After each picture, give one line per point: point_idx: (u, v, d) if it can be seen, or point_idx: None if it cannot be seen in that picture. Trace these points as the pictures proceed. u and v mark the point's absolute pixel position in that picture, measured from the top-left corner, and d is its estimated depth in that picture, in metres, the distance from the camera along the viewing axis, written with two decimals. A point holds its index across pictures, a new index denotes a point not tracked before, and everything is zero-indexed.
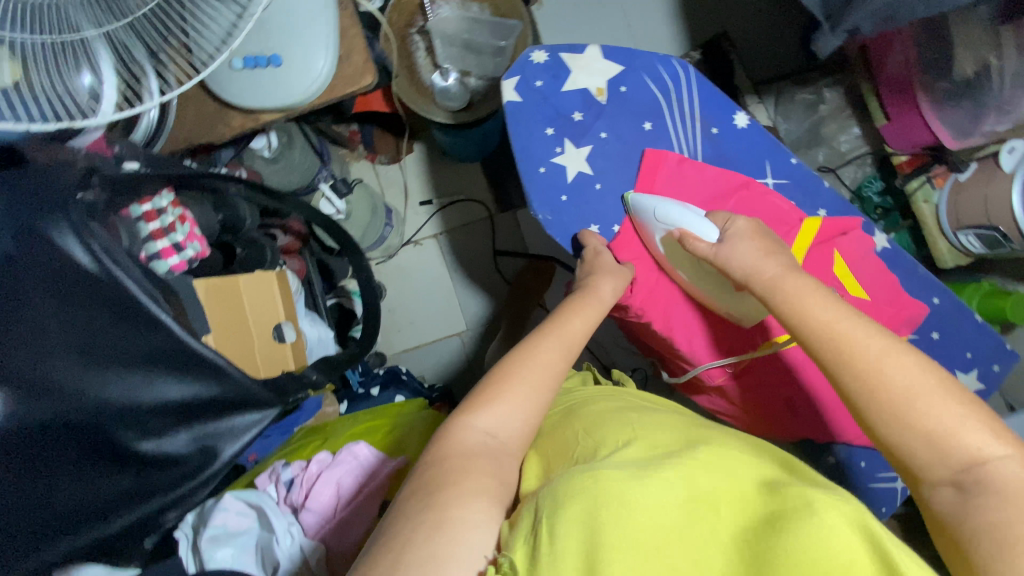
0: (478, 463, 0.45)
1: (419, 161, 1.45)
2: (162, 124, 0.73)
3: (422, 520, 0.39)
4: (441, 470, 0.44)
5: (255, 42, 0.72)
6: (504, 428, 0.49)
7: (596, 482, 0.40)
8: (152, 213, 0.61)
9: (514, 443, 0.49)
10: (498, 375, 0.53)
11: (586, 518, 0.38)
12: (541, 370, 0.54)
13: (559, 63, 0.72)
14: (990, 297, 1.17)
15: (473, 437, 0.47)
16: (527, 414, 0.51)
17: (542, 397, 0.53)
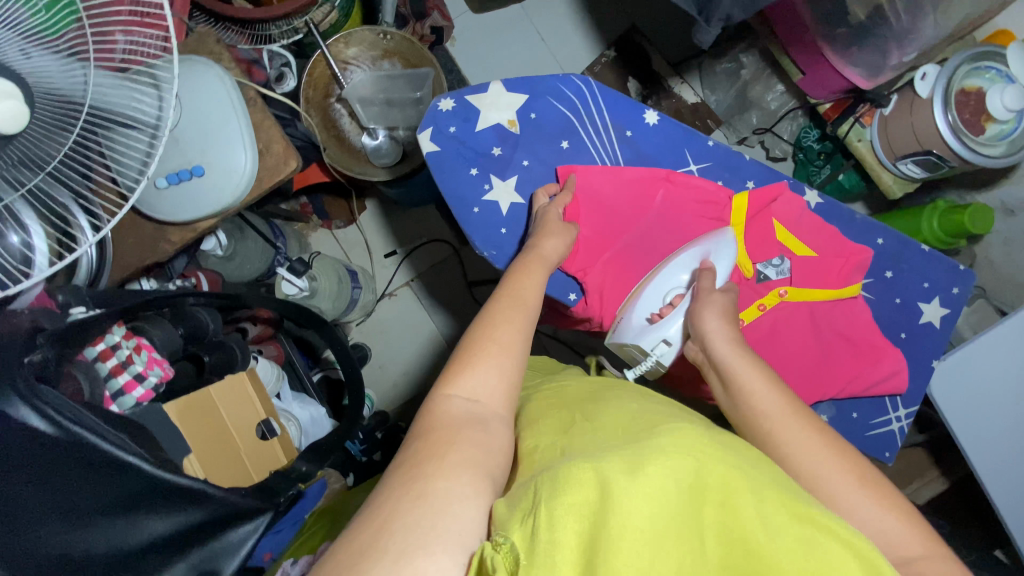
0: (458, 429, 0.46)
1: (374, 216, 1.46)
2: (103, 260, 0.75)
3: (406, 492, 0.40)
4: (422, 442, 0.45)
5: (175, 159, 0.73)
6: (483, 391, 0.50)
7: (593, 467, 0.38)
8: (107, 351, 0.63)
9: (495, 403, 0.50)
10: (469, 341, 0.53)
11: (586, 508, 0.36)
12: (510, 328, 0.54)
13: (467, 106, 0.73)
14: (948, 214, 1.19)
15: (451, 406, 0.48)
16: (502, 371, 0.52)
17: (514, 352, 0.53)
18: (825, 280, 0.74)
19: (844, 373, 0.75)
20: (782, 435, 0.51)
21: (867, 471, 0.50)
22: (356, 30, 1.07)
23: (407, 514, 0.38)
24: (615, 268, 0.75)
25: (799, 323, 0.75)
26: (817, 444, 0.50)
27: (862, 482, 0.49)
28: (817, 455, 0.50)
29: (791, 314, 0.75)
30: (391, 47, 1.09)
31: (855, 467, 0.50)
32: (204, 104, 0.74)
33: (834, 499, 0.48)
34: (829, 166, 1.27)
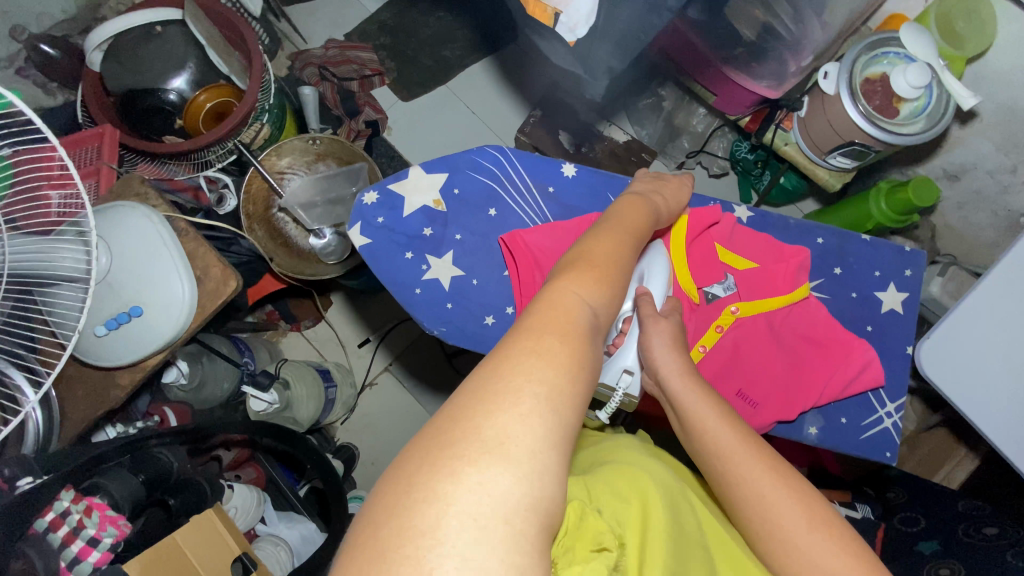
0: (569, 334, 0.43)
1: (342, 309, 1.45)
2: (51, 419, 0.73)
3: (500, 397, 0.38)
4: (545, 334, 0.43)
5: (110, 302, 0.72)
6: (602, 307, 0.48)
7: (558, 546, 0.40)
8: (57, 520, 0.59)
9: (607, 320, 0.48)
10: (588, 253, 0.52)
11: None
12: (620, 254, 0.53)
13: (390, 195, 0.74)
14: (892, 193, 1.21)
15: (573, 304, 0.46)
16: (615, 295, 0.49)
17: (625, 278, 0.52)
18: (773, 288, 0.74)
19: (818, 375, 0.74)
20: (738, 470, 0.51)
21: (818, 509, 0.49)
22: (287, 141, 1.11)
23: (488, 424, 0.37)
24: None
25: (759, 335, 0.74)
26: (776, 494, 0.49)
27: (816, 523, 0.48)
28: (772, 495, 0.49)
29: (749, 328, 0.74)
30: (323, 150, 1.13)
31: (807, 506, 0.49)
32: (134, 243, 0.74)
33: (785, 548, 0.48)
34: (768, 172, 1.31)
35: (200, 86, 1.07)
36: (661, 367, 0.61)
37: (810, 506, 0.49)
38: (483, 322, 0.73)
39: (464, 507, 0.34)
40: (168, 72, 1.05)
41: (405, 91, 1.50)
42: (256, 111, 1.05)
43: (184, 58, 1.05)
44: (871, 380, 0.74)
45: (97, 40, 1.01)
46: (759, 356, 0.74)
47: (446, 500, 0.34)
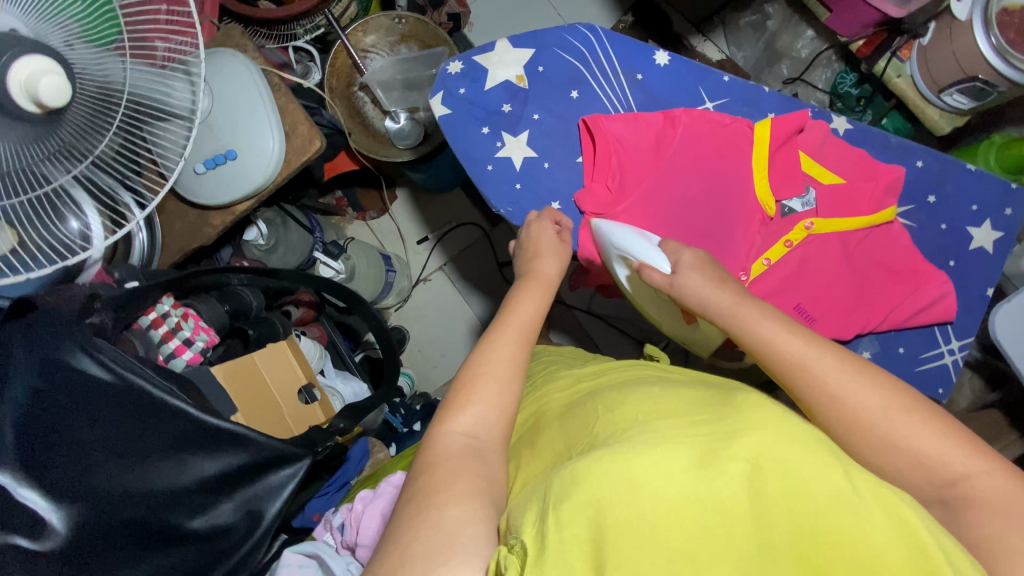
0: (526, 337, 0.56)
1: (406, 204, 1.50)
2: (153, 242, 0.81)
3: (471, 399, 0.50)
4: (430, 474, 0.45)
5: (210, 144, 0.79)
6: (480, 427, 0.49)
7: (619, 465, 0.36)
8: (158, 319, 0.69)
9: (492, 438, 0.49)
10: (463, 379, 0.52)
11: (599, 493, 0.35)
12: (501, 360, 0.53)
13: (475, 66, 0.74)
14: (1008, 148, 1.09)
15: (526, 312, 0.58)
16: (494, 406, 0.50)
17: (510, 385, 0.52)
18: (855, 209, 0.71)
19: (885, 300, 0.72)
20: (815, 369, 0.49)
21: (923, 406, 0.48)
22: (373, 18, 1.10)
23: (463, 426, 0.49)
24: (637, 208, 0.71)
25: (831, 256, 0.71)
26: (855, 386, 0.48)
27: (906, 408, 0.47)
28: (867, 398, 0.48)
29: (821, 246, 0.71)
30: (407, 31, 1.12)
31: (910, 409, 0.48)
32: (234, 91, 0.79)
33: (894, 444, 0.46)
34: (870, 111, 1.20)
35: None
36: (705, 294, 0.57)
37: (895, 391, 0.48)
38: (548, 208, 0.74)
39: (458, 494, 0.42)
40: None
41: None
42: None
43: None
44: (938, 313, 0.72)
45: None
46: (831, 274, 0.71)
47: (443, 491, 0.43)
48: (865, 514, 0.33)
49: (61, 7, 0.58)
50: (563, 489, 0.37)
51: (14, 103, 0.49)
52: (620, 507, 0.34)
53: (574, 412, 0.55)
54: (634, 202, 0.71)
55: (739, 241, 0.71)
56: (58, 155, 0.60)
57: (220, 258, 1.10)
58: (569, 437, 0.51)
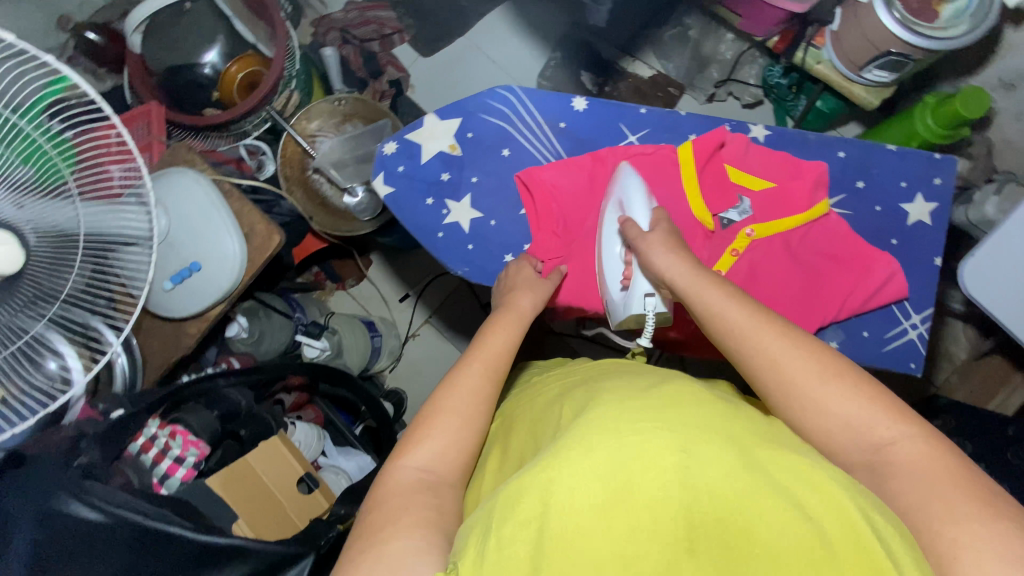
0: (494, 372, 0.57)
1: (382, 266, 1.52)
2: (134, 363, 0.83)
3: (428, 431, 0.52)
4: (389, 503, 0.47)
5: (173, 262, 0.82)
6: (439, 462, 0.51)
7: (567, 460, 0.40)
8: (147, 443, 0.72)
9: (448, 472, 0.51)
10: (427, 410, 0.54)
11: (541, 505, 0.38)
12: (466, 399, 0.54)
13: (408, 144, 0.78)
14: (939, 108, 1.13)
15: (495, 345, 0.59)
16: (458, 444, 0.52)
17: (476, 420, 0.54)
18: (791, 204, 0.74)
19: (836, 286, 0.74)
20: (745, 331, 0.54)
21: (835, 365, 0.51)
22: (314, 104, 1.15)
23: (416, 460, 0.50)
24: (582, 249, 0.75)
25: (776, 253, 0.74)
26: (790, 363, 0.51)
27: (828, 378, 0.50)
28: (782, 355, 0.52)
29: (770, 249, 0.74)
30: (349, 111, 1.17)
31: (830, 368, 0.51)
32: (184, 205, 0.82)
33: (822, 411, 0.49)
34: (803, 96, 1.25)
35: (231, 57, 1.12)
36: (666, 272, 0.62)
37: (825, 364, 0.51)
38: (504, 259, 0.77)
39: (413, 529, 0.43)
40: (201, 47, 1.10)
41: (425, 46, 1.51)
42: (285, 79, 1.11)
43: (215, 32, 1.11)
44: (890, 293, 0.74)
45: (135, 22, 1.08)
46: (776, 270, 0.74)
47: (393, 521, 0.44)
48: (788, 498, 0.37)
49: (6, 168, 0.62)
50: (511, 498, 0.40)
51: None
52: (565, 492, 0.38)
53: (535, 423, 0.57)
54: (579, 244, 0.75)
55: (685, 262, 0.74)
56: (31, 305, 0.64)
57: (206, 360, 1.12)
58: (536, 440, 0.53)
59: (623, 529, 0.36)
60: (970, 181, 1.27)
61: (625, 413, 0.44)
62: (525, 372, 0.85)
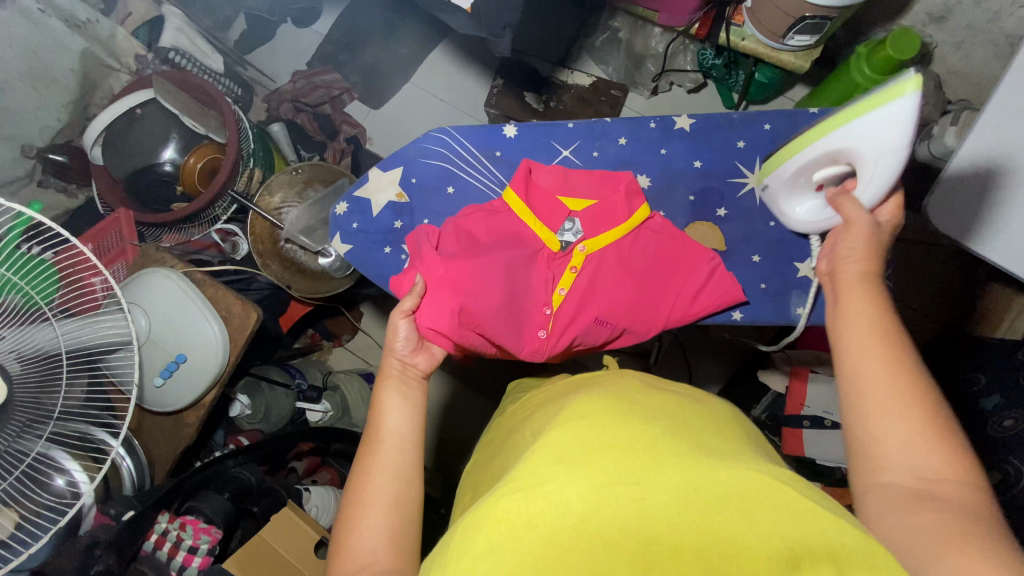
0: (401, 437, 0.57)
1: (374, 315, 1.54)
2: (140, 463, 0.85)
3: (359, 517, 0.51)
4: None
5: (160, 357, 0.85)
6: (370, 535, 0.50)
7: (533, 494, 0.39)
8: (160, 538, 0.73)
9: (385, 547, 0.49)
10: (357, 481, 0.54)
11: (490, 537, 0.38)
12: (384, 464, 0.54)
13: (357, 201, 0.81)
14: (873, 55, 1.14)
15: (394, 417, 0.58)
16: (389, 508, 0.52)
17: (403, 483, 0.53)
18: (613, 217, 0.76)
19: (671, 285, 0.76)
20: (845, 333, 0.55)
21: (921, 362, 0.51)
22: (274, 178, 1.19)
23: (357, 549, 0.49)
24: (448, 276, 0.70)
25: (613, 258, 0.75)
26: (877, 372, 0.50)
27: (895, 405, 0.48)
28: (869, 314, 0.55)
29: (608, 254, 0.75)
30: (308, 177, 1.21)
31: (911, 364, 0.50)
32: (162, 302, 0.86)
33: (899, 416, 0.47)
34: (740, 71, 1.29)
35: (188, 151, 1.16)
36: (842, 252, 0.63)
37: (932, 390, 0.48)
38: None
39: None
40: (158, 146, 1.15)
41: (373, 98, 1.57)
42: (241, 159, 1.15)
43: (167, 130, 1.15)
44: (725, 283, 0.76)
45: (92, 137, 1.14)
46: (623, 274, 0.75)
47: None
48: (740, 510, 0.36)
49: None
50: (470, 529, 0.39)
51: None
52: (524, 532, 0.37)
53: (503, 452, 0.58)
54: (449, 269, 0.70)
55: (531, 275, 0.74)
56: (26, 428, 0.65)
57: (214, 444, 1.14)
58: (504, 468, 0.53)
59: (578, 570, 0.34)
60: (924, 118, 1.27)
61: (580, 444, 0.44)
62: (510, 398, 0.87)
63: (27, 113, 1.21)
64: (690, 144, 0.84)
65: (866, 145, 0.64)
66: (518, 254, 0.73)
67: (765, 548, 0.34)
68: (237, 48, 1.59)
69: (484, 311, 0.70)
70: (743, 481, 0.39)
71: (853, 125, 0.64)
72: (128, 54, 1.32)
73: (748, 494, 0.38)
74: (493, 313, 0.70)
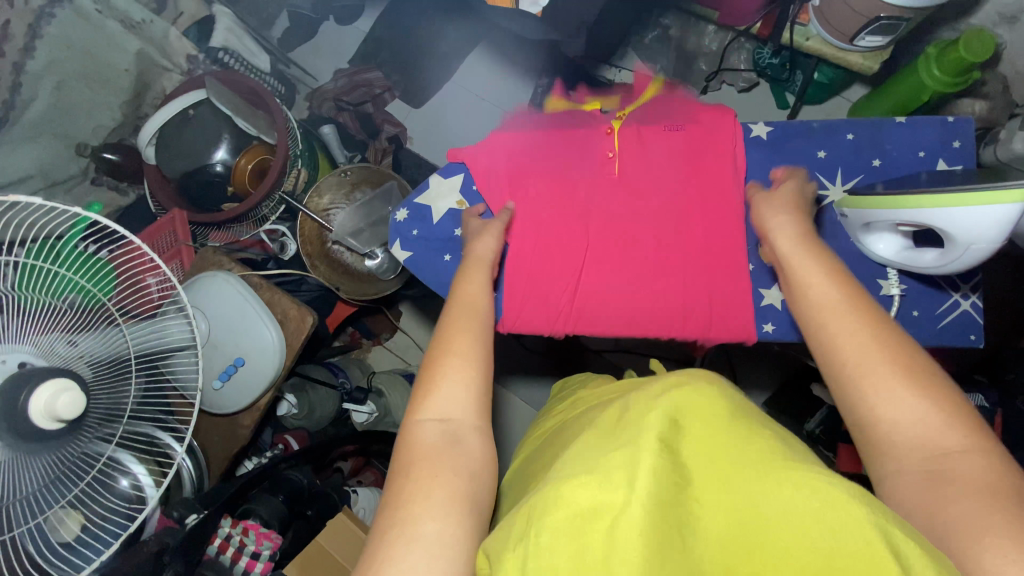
0: (472, 313, 0.64)
1: (412, 315, 1.53)
2: (198, 464, 0.86)
3: (442, 381, 0.55)
4: (405, 480, 0.49)
5: (219, 360, 0.86)
6: (453, 406, 0.54)
7: (594, 481, 0.35)
8: (224, 543, 0.76)
9: (465, 416, 0.54)
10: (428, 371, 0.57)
11: (570, 527, 0.34)
12: (461, 343, 0.59)
13: (417, 208, 0.90)
14: (943, 56, 1.07)
15: (469, 294, 0.67)
16: (468, 384, 0.56)
17: (481, 359, 0.58)
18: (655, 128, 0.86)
19: (710, 201, 0.83)
20: (834, 320, 0.54)
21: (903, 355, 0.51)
22: (322, 180, 1.19)
23: (434, 413, 0.54)
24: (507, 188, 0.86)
25: (672, 139, 0.85)
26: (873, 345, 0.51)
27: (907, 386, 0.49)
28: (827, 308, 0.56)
29: (673, 151, 0.85)
30: (356, 179, 1.21)
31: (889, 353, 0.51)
32: (221, 305, 0.87)
33: (898, 424, 0.48)
34: (798, 71, 1.24)
35: (239, 152, 1.17)
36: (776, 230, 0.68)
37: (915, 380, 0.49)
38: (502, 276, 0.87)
39: (433, 508, 0.46)
40: (211, 147, 1.16)
41: (415, 97, 1.55)
42: (291, 159, 1.15)
43: (219, 132, 1.16)
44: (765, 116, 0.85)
45: (147, 136, 1.17)
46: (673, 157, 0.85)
47: (426, 480, 0.49)
48: (798, 526, 0.32)
49: (54, 314, 0.64)
50: (534, 515, 0.36)
51: (37, 426, 0.56)
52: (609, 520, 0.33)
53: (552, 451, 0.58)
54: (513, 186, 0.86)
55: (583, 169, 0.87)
56: (100, 430, 0.66)
57: (263, 442, 1.16)
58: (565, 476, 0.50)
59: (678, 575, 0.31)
60: (992, 121, 1.20)
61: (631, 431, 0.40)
62: (557, 396, 0.87)
63: (83, 112, 1.23)
64: (765, 154, 0.85)
65: (969, 228, 0.63)
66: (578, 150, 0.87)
67: (811, 555, 0.31)
68: (280, 45, 1.59)
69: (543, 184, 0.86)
70: (804, 498, 0.33)
71: (963, 216, 0.62)
72: (180, 54, 1.32)
73: (815, 511, 0.33)
74: (541, 228, 0.84)
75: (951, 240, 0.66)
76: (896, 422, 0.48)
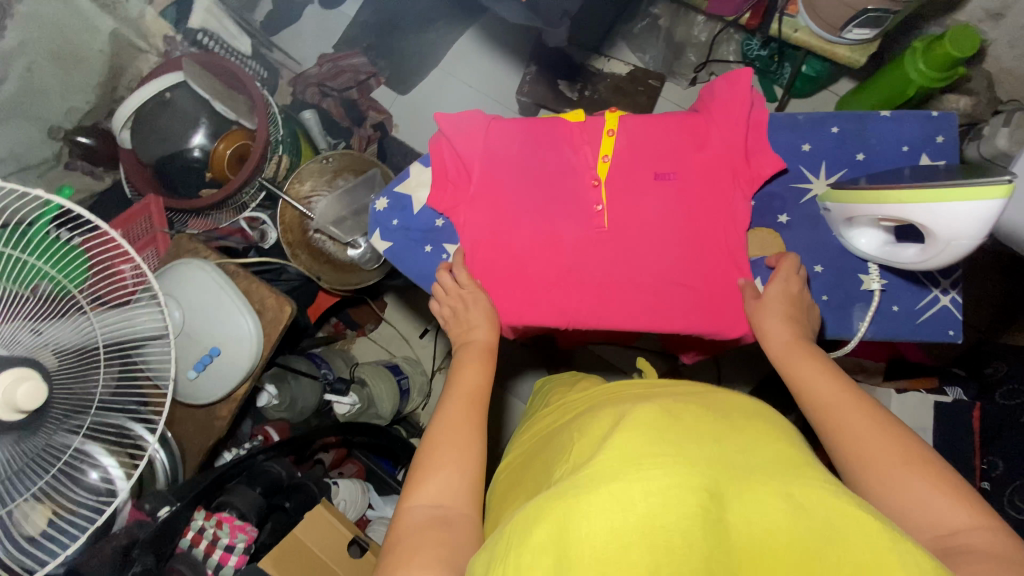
0: (475, 398, 0.63)
1: (396, 306, 1.51)
2: (173, 455, 0.85)
3: (440, 467, 0.55)
4: (395, 555, 0.49)
5: (194, 350, 0.84)
6: (445, 495, 0.54)
7: (603, 497, 0.36)
8: (196, 536, 0.75)
9: (458, 502, 0.53)
10: (427, 451, 0.57)
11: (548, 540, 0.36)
12: (461, 431, 0.59)
13: (398, 197, 0.89)
14: (930, 49, 1.06)
15: (471, 380, 0.65)
16: (463, 470, 0.55)
17: (474, 445, 0.58)
18: (646, 138, 0.82)
19: (704, 219, 0.80)
20: (841, 423, 0.55)
21: (919, 457, 0.51)
22: (304, 166, 1.17)
23: (428, 499, 0.54)
24: (486, 201, 0.83)
25: (665, 150, 0.81)
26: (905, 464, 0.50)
27: (922, 476, 0.49)
28: (850, 419, 0.55)
29: (666, 162, 0.81)
30: (338, 166, 1.18)
31: (919, 467, 0.50)
32: (197, 294, 0.85)
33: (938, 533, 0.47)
34: (787, 64, 1.24)
35: (217, 137, 1.14)
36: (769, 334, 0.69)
37: (945, 487, 0.48)
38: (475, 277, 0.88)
39: None
40: (188, 131, 1.13)
41: (400, 84, 1.52)
42: (272, 144, 1.12)
43: (197, 116, 1.14)
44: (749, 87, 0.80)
45: (121, 121, 1.13)
46: (661, 161, 0.81)
47: (410, 557, 0.48)
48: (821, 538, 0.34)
49: (17, 301, 0.62)
50: (530, 526, 0.38)
51: None
52: (585, 525, 0.35)
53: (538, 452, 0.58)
54: (490, 194, 0.83)
55: (569, 184, 0.83)
56: (67, 420, 0.63)
57: (242, 433, 1.14)
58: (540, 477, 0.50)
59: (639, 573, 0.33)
60: (976, 117, 1.20)
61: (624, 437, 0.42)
62: (540, 396, 0.88)
63: (56, 94, 1.19)
64: None
65: (949, 221, 0.63)
66: (561, 160, 0.83)
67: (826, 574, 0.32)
68: (263, 28, 1.55)
69: (525, 200, 0.83)
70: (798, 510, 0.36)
71: (945, 209, 0.62)
72: (157, 35, 1.28)
73: (817, 521, 0.35)
74: (531, 239, 0.83)
75: (932, 237, 0.66)
76: (934, 533, 0.47)
